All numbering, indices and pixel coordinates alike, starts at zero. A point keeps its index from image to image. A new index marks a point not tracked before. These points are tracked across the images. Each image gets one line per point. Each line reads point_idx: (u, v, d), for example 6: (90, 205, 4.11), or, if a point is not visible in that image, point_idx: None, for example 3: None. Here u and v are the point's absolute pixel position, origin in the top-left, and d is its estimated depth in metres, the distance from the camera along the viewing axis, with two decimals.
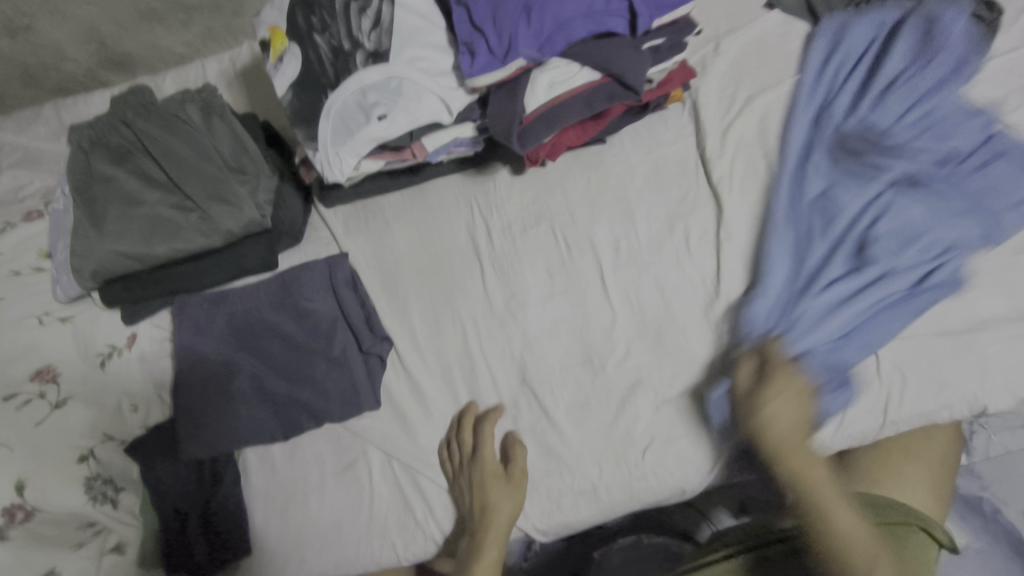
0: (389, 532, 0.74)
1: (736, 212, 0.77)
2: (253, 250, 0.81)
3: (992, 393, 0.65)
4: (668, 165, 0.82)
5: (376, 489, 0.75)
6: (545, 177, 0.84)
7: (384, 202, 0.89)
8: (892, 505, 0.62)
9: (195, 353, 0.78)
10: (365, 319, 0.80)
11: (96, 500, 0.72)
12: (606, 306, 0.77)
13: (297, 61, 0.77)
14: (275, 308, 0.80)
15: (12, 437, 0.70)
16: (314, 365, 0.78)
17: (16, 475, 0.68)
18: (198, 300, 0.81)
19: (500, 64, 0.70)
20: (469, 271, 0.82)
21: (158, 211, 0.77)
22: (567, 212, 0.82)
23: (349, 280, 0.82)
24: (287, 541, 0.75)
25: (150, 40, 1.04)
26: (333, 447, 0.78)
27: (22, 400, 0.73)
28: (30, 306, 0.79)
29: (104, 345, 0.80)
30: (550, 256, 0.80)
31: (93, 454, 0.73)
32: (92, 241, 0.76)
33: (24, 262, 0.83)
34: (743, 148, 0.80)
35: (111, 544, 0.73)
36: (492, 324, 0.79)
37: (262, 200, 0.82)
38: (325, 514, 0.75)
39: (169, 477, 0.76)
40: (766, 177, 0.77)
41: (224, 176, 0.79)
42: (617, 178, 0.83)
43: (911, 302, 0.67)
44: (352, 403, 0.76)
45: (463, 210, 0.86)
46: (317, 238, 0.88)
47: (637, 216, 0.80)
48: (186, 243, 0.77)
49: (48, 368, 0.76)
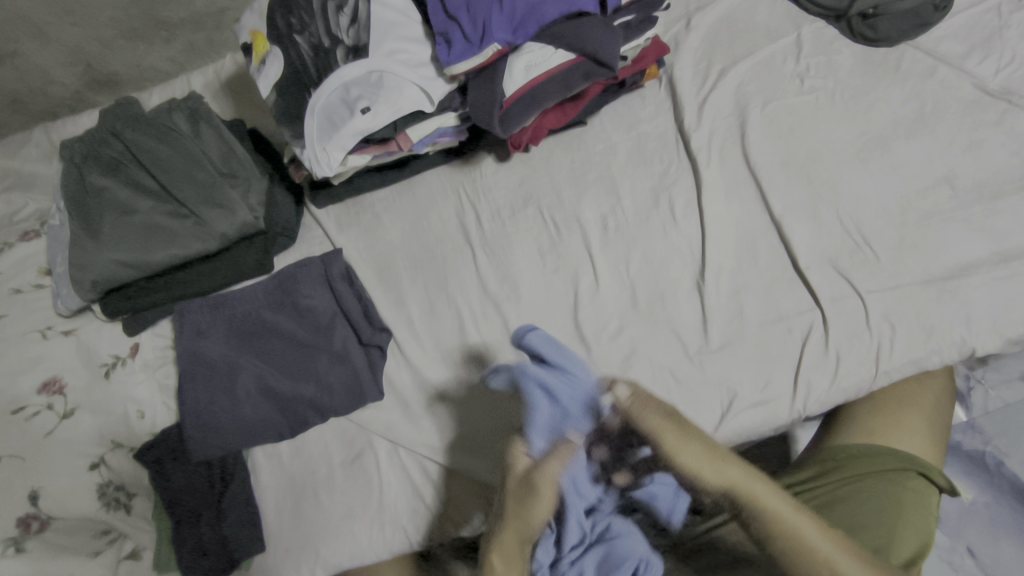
0: (400, 517, 0.75)
1: (715, 180, 0.79)
2: (248, 253, 0.84)
3: (979, 334, 0.66)
4: (650, 140, 0.85)
5: (384, 477, 0.76)
6: (530, 161, 0.87)
7: (374, 198, 0.91)
8: (889, 453, 0.63)
9: (197, 356, 0.79)
10: (363, 312, 0.81)
11: (110, 506, 0.73)
12: (596, 282, 0.78)
13: (280, 62, 0.80)
14: (273, 307, 0.82)
15: (23, 448, 0.71)
16: (316, 361, 0.79)
17: (28, 486, 0.69)
18: (197, 305, 0.81)
19: (477, 49, 0.72)
20: (461, 256, 0.84)
21: (153, 219, 0.79)
22: (554, 192, 0.85)
23: (345, 275, 0.83)
24: (299, 538, 0.76)
25: (135, 59, 1.05)
26: (339, 439, 0.79)
27: (31, 411, 0.73)
28: (31, 321, 0.80)
29: (108, 356, 0.81)
30: (539, 237, 0.83)
31: (104, 461, 0.74)
32: (91, 252, 0.77)
33: (23, 279, 0.84)
34: (719, 119, 0.83)
35: (127, 550, 0.74)
36: (487, 307, 0.80)
37: (254, 202, 0.83)
38: (335, 507, 0.76)
39: (179, 479, 0.77)
40: (744, 144, 0.80)
41: (216, 181, 0.81)
42: (600, 157, 0.85)
43: (880, 262, 0.70)
44: (356, 394, 0.78)
45: (452, 199, 0.88)
46: (312, 237, 0.90)
47: (622, 192, 0.82)
48: (183, 248, 0.79)
49: (55, 379, 0.76)
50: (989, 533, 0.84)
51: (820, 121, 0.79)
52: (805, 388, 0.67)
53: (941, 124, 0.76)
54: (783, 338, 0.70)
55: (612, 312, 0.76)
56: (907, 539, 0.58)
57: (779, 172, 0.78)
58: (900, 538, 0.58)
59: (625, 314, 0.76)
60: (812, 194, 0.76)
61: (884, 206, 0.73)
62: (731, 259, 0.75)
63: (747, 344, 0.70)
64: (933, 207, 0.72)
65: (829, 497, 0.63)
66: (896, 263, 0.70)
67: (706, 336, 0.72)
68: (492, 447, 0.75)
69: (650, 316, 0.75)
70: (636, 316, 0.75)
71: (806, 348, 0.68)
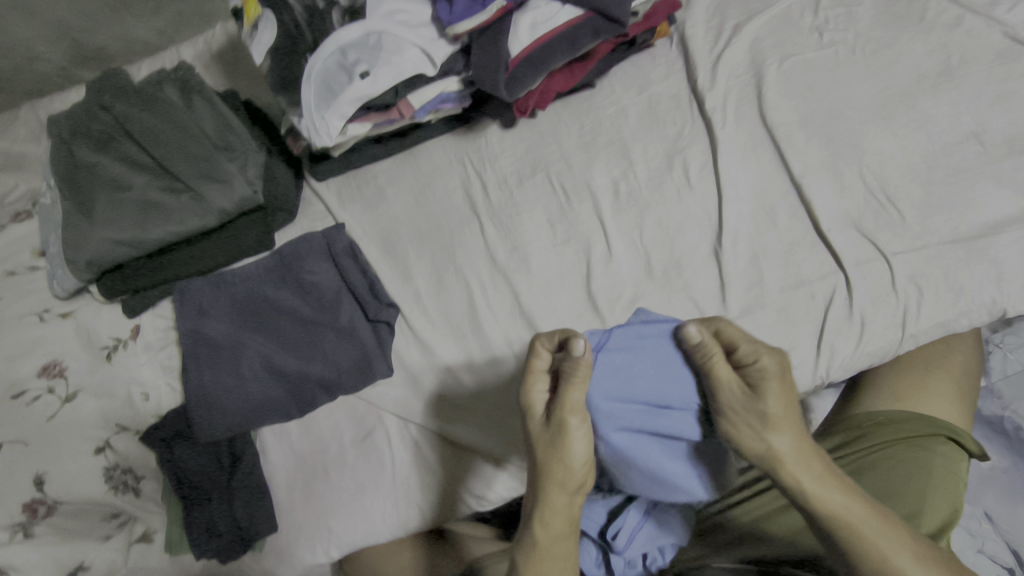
0: (414, 494, 0.73)
1: (730, 141, 0.76)
2: (249, 230, 0.82)
3: (1010, 294, 0.64)
4: (662, 102, 0.82)
5: (397, 454, 0.75)
6: (537, 127, 0.84)
7: (376, 170, 0.88)
8: (915, 418, 0.62)
9: (200, 335, 0.76)
10: (369, 287, 0.79)
11: (118, 489, 0.73)
12: (609, 250, 0.75)
13: (273, 27, 0.75)
14: (276, 285, 0.79)
15: (26, 432, 0.70)
16: (323, 338, 0.77)
17: (33, 470, 0.68)
18: (197, 283, 0.79)
19: (481, 6, 0.69)
20: (467, 227, 0.81)
21: (148, 195, 0.76)
22: (563, 159, 0.82)
23: (348, 250, 0.81)
24: (312, 516, 0.74)
25: (122, 31, 1.01)
26: (349, 416, 0.77)
27: (32, 395, 0.72)
28: (29, 304, 0.78)
29: (109, 338, 0.79)
30: (548, 205, 0.80)
31: (110, 445, 0.73)
32: (85, 230, 0.75)
33: (18, 261, 0.81)
34: (734, 78, 0.80)
35: (138, 534, 0.75)
36: (496, 278, 0.78)
37: (252, 176, 0.80)
38: (347, 485, 0.75)
39: (188, 460, 0.75)
40: (761, 102, 0.77)
41: (212, 154, 0.78)
42: (609, 120, 0.82)
43: (906, 224, 0.67)
44: (365, 371, 0.76)
45: (456, 167, 0.86)
46: (313, 212, 0.87)
47: (634, 155, 0.79)
48: (181, 225, 0.76)
49: (55, 363, 0.74)
50: (1008, 500, 0.83)
51: (840, 77, 0.76)
52: (829, 353, 0.65)
53: (969, 76, 0.72)
54: (805, 304, 0.67)
55: (626, 280, 0.74)
56: (937, 504, 0.57)
57: (797, 130, 0.74)
58: (930, 504, 0.57)
59: (639, 283, 0.73)
60: (832, 153, 0.73)
61: (908, 163, 0.70)
62: (748, 224, 0.73)
63: (768, 310, 0.68)
64: (961, 163, 0.69)
65: (853, 467, 0.62)
66: (923, 223, 0.67)
67: (725, 303, 0.69)
68: (506, 422, 0.73)
69: (665, 284, 0.72)
70: (651, 284, 0.73)
71: (830, 313, 0.66)
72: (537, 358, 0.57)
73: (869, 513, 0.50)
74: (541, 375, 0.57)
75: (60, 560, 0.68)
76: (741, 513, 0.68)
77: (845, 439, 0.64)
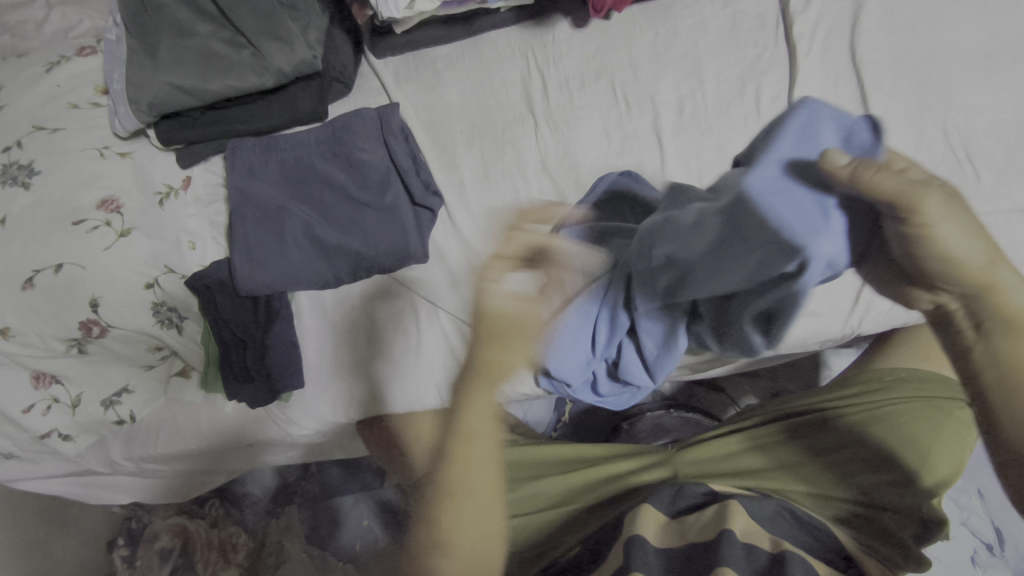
0: (435, 375, 0.77)
1: (811, 69, 0.74)
2: (304, 97, 0.81)
3: None
4: (746, 20, 0.78)
5: (423, 337, 0.78)
6: (608, 30, 0.81)
7: (436, 54, 0.86)
8: (939, 380, 0.68)
9: (246, 195, 0.78)
10: (415, 167, 0.78)
11: (163, 324, 0.77)
12: (661, 168, 0.74)
13: None
14: (325, 158, 0.78)
15: (83, 258, 0.72)
16: (365, 217, 0.76)
17: (90, 293, 0.73)
18: (249, 144, 0.80)
19: None
20: (521, 125, 0.80)
21: (210, 45, 0.78)
22: (630, 68, 0.79)
23: (401, 129, 0.79)
24: (342, 376, 0.79)
25: None
26: (383, 296, 0.80)
27: (90, 225, 0.73)
28: (91, 139, 0.79)
29: (161, 185, 0.81)
30: (607, 114, 0.78)
31: (158, 283, 0.76)
32: (147, 71, 0.77)
33: (80, 96, 0.81)
34: (830, 4, 0.76)
35: (177, 368, 0.82)
36: (544, 181, 0.77)
37: (313, 40, 0.80)
38: (373, 353, 0.79)
39: (229, 309, 0.76)
40: (855, 30, 0.74)
41: (276, 11, 0.78)
42: (687, 32, 0.79)
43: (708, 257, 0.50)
44: (402, 253, 0.76)
45: (518, 61, 0.83)
46: (368, 88, 0.86)
47: (707, 74, 0.77)
48: (240, 80, 0.77)
49: (112, 198, 0.75)
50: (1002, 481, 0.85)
51: (949, 17, 0.72)
52: None
53: None
54: None
55: None
56: (943, 457, 0.63)
57: (887, 70, 0.72)
58: (933, 464, 0.62)
59: None
60: (920, 100, 0.70)
61: (996, 120, 0.68)
62: None
63: None
64: None
65: (831, 440, 0.66)
66: (997, 187, 0.66)
67: None
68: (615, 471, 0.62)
69: None
70: None
71: None
72: (646, 527, 0.57)
73: (821, 464, 0.65)
74: (646, 520, 0.58)
75: (108, 377, 0.79)
76: (845, 414, 0.68)
77: (825, 419, 0.68)
